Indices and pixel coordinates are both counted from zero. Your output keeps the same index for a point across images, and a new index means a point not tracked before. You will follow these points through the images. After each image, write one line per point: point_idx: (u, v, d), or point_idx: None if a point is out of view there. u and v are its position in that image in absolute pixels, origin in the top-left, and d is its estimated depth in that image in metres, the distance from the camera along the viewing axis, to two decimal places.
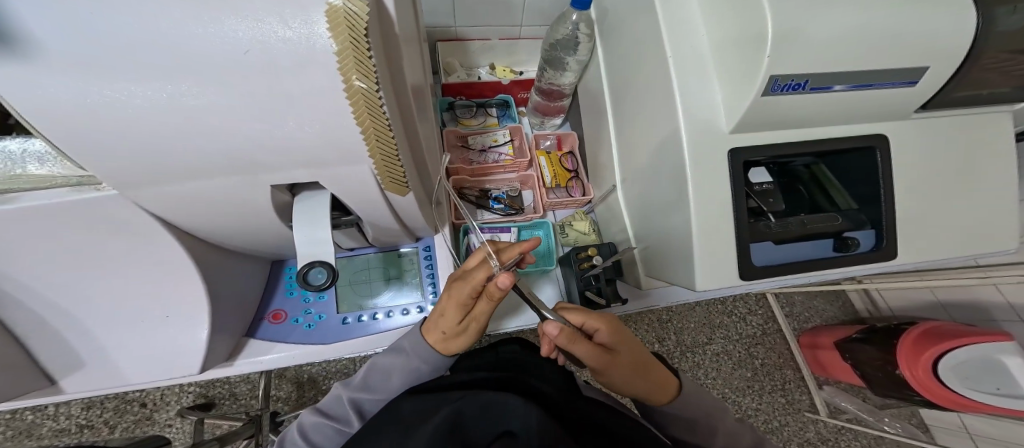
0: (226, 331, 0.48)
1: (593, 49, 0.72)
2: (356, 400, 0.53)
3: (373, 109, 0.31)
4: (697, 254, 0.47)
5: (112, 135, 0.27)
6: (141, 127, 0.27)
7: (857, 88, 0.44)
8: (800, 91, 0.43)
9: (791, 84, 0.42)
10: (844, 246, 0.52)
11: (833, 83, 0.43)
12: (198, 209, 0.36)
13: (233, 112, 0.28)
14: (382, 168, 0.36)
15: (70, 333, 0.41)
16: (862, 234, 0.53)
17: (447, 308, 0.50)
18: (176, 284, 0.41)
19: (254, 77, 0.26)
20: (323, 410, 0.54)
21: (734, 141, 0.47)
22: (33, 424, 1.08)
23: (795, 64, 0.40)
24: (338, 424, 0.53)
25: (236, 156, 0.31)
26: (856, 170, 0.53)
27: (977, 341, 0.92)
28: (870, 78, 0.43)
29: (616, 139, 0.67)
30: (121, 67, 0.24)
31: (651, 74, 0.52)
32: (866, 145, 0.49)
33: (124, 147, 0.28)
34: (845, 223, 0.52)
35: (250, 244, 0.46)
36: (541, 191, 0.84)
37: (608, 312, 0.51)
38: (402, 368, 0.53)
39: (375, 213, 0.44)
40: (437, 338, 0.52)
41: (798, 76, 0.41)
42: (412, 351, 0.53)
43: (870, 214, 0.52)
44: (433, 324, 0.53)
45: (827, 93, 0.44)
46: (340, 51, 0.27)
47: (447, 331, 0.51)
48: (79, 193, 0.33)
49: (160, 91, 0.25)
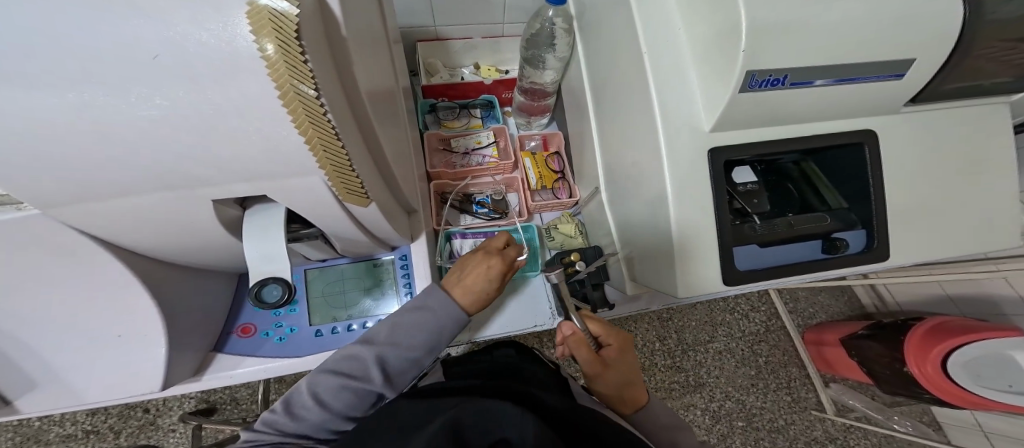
0: (190, 345, 0.47)
1: (572, 46, 0.70)
2: (379, 357, 0.49)
3: (316, 119, 0.29)
4: (677, 259, 0.45)
5: (23, 153, 0.26)
6: (48, 144, 0.25)
7: (841, 82, 0.42)
8: (780, 86, 0.40)
9: (769, 79, 0.39)
10: (832, 247, 0.48)
11: (816, 77, 0.40)
12: (140, 225, 0.35)
13: (149, 126, 0.26)
14: (335, 179, 0.35)
15: (20, 355, 0.40)
16: (852, 235, 0.49)
17: (490, 273, 0.55)
18: (127, 301, 0.41)
19: (167, 88, 0.25)
20: (336, 369, 0.48)
21: (715, 141, 0.44)
22: (40, 430, 1.08)
23: (770, 58, 0.38)
24: (357, 384, 0.48)
25: (168, 172, 0.30)
26: (845, 168, 0.50)
27: (984, 336, 0.88)
28: (855, 71, 0.41)
29: (598, 137, 0.64)
30: (22, 81, 0.23)
31: (627, 71, 0.50)
32: (853, 140, 0.47)
33: (39, 166, 0.27)
34: (835, 224, 0.49)
35: (208, 259, 0.45)
36: (526, 194, 0.81)
37: (627, 333, 0.55)
38: (426, 324, 0.51)
39: (336, 225, 0.43)
40: (469, 302, 0.54)
41: (777, 71, 0.38)
42: (440, 309, 0.52)
43: (860, 214, 0.49)
44: (466, 287, 0.54)
45: (810, 88, 0.41)
46: (268, 55, 0.25)
47: (483, 294, 0.55)
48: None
49: (60, 104, 0.24)
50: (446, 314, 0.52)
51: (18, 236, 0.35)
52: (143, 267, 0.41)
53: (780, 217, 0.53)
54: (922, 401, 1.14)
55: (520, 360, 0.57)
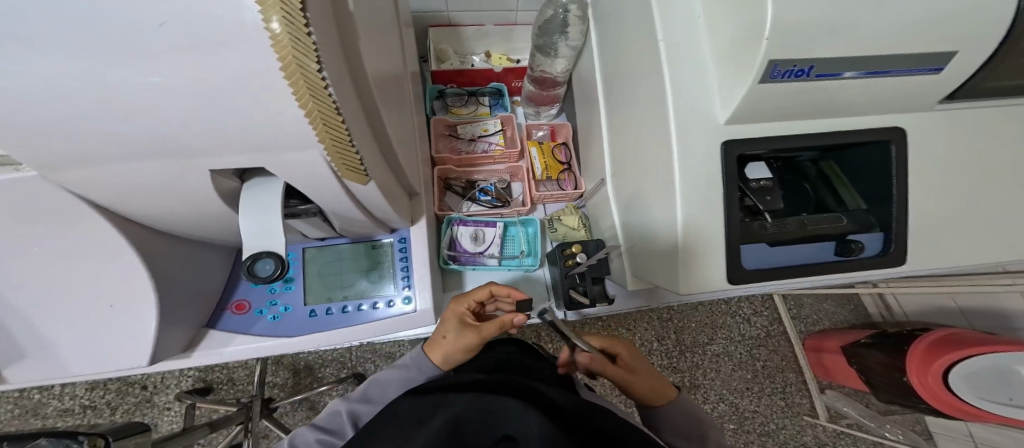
0: (180, 320, 0.47)
1: (585, 33, 0.68)
2: (355, 414, 0.51)
3: (317, 92, 0.28)
4: (682, 255, 0.43)
5: (13, 113, 0.24)
6: (36, 105, 0.24)
7: (871, 74, 0.39)
8: (804, 78, 0.37)
9: (793, 70, 0.36)
10: (847, 250, 0.47)
11: (845, 69, 0.38)
12: (138, 193, 0.34)
13: (138, 91, 0.25)
14: (334, 155, 0.34)
15: (15, 321, 0.40)
16: (869, 238, 0.48)
17: (452, 318, 0.55)
18: (122, 273, 0.41)
19: (158, 55, 0.23)
20: (315, 424, 0.50)
21: (731, 133, 0.42)
22: (39, 403, 1.10)
23: (801, 46, 0.35)
24: (333, 439, 0.49)
25: (162, 141, 0.29)
26: (867, 166, 0.48)
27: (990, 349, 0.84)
28: (886, 64, 0.38)
29: (607, 129, 0.62)
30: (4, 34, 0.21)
31: (641, 60, 0.47)
32: (877, 139, 0.45)
33: (24, 128, 0.25)
34: (851, 225, 0.48)
35: (204, 231, 0.44)
36: (531, 183, 0.80)
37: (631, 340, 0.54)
38: (402, 382, 0.54)
39: (334, 202, 0.42)
40: (439, 349, 0.54)
41: (802, 61, 0.36)
42: (414, 366, 0.54)
43: (879, 216, 0.47)
44: (440, 334, 0.55)
45: (837, 81, 0.39)
46: (269, 23, 0.24)
47: (447, 338, 0.54)
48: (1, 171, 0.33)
49: (46, 68, 0.22)
50: (420, 372, 0.54)
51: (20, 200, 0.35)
52: (140, 237, 0.41)
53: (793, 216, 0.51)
54: (917, 410, 1.13)
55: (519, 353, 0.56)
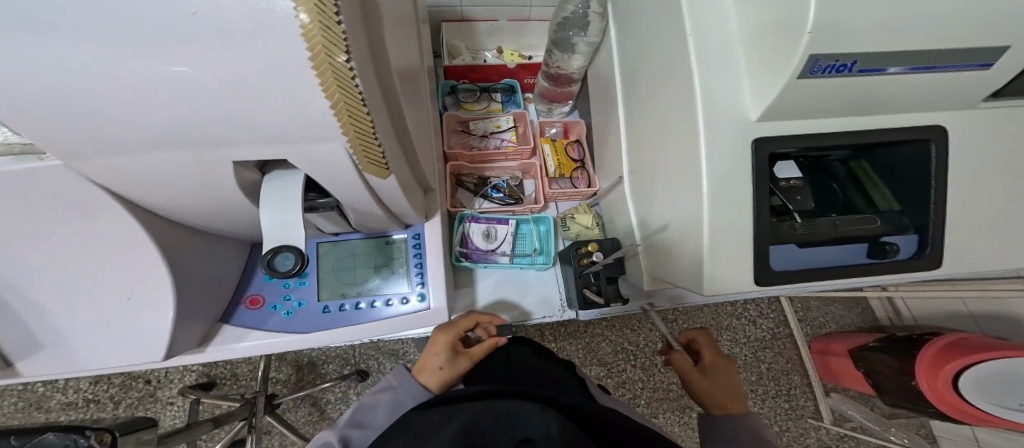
0: (196, 314, 0.46)
1: (605, 30, 0.66)
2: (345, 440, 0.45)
3: (344, 83, 0.27)
4: (708, 256, 0.42)
5: (37, 99, 0.24)
6: (62, 92, 0.23)
7: (917, 70, 0.37)
8: (846, 73, 0.36)
9: (835, 65, 0.35)
10: (882, 252, 0.46)
11: (890, 64, 0.36)
12: (159, 184, 0.34)
13: (165, 79, 0.24)
14: (357, 147, 0.33)
15: (32, 312, 0.40)
16: (904, 240, 0.47)
17: (442, 342, 0.54)
18: (144, 264, 0.40)
19: (188, 41, 0.22)
20: None
21: (761, 131, 0.41)
22: (43, 396, 1.10)
23: (846, 40, 0.33)
24: None
25: (187, 130, 0.28)
26: (904, 164, 0.47)
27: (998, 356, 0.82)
28: (937, 58, 0.36)
29: (625, 127, 0.61)
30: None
31: (667, 56, 0.46)
32: (918, 138, 0.43)
33: (51, 115, 0.25)
34: (884, 227, 0.47)
35: (220, 224, 0.44)
36: (544, 181, 0.79)
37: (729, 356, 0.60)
38: (394, 404, 0.49)
39: (354, 195, 0.41)
40: (432, 376, 0.52)
41: (845, 55, 0.34)
42: (401, 386, 0.51)
43: (914, 217, 0.47)
44: (428, 362, 0.53)
45: (880, 76, 0.37)
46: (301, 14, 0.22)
47: (440, 364, 0.52)
48: (20, 160, 0.34)
49: (73, 53, 0.22)
50: (408, 394, 0.50)
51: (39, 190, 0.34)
52: (158, 229, 0.40)
53: (823, 216, 0.51)
54: (925, 415, 1.12)
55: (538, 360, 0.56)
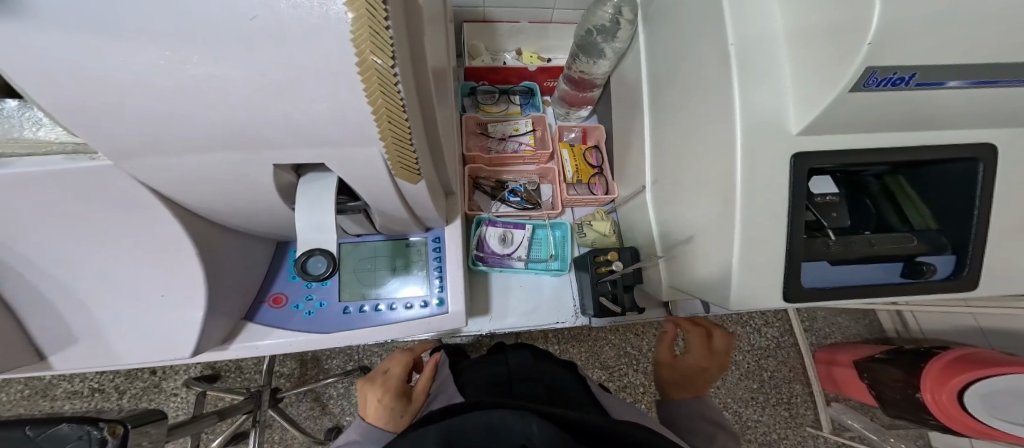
0: (222, 311, 0.47)
1: (633, 36, 0.66)
2: None
3: (387, 89, 0.26)
4: (736, 268, 0.42)
5: (99, 100, 0.24)
6: (127, 95, 0.24)
7: (978, 84, 0.37)
8: (903, 86, 0.36)
9: (890, 77, 0.35)
10: (917, 272, 0.46)
11: (949, 78, 0.36)
12: (200, 183, 0.34)
13: (223, 82, 0.24)
14: (392, 151, 0.32)
15: (70, 302, 0.41)
16: (940, 259, 0.47)
17: (381, 387, 0.57)
18: (178, 260, 0.41)
19: (248, 47, 0.22)
20: None
21: (800, 145, 0.41)
22: (49, 384, 1.10)
23: (900, 53, 0.33)
24: None
25: (237, 132, 0.28)
26: (946, 180, 0.47)
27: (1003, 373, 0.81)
28: (995, 73, 0.36)
29: (651, 134, 0.61)
30: (104, 23, 0.21)
31: (703, 65, 0.46)
32: (966, 157, 0.43)
33: (110, 113, 0.25)
34: (921, 246, 0.47)
35: (249, 222, 0.44)
36: (561, 186, 0.79)
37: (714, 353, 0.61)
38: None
39: (384, 199, 0.41)
40: (387, 418, 0.53)
41: (904, 69, 0.34)
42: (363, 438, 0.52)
43: (953, 237, 0.47)
44: (376, 408, 0.55)
45: (938, 90, 0.37)
46: (355, 20, 0.22)
47: (388, 403, 0.54)
48: (74, 161, 0.33)
49: (148, 56, 0.22)
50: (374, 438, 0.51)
51: (83, 185, 0.35)
52: (192, 225, 0.40)
53: (857, 233, 0.51)
54: (922, 426, 1.12)
55: (535, 362, 0.56)
